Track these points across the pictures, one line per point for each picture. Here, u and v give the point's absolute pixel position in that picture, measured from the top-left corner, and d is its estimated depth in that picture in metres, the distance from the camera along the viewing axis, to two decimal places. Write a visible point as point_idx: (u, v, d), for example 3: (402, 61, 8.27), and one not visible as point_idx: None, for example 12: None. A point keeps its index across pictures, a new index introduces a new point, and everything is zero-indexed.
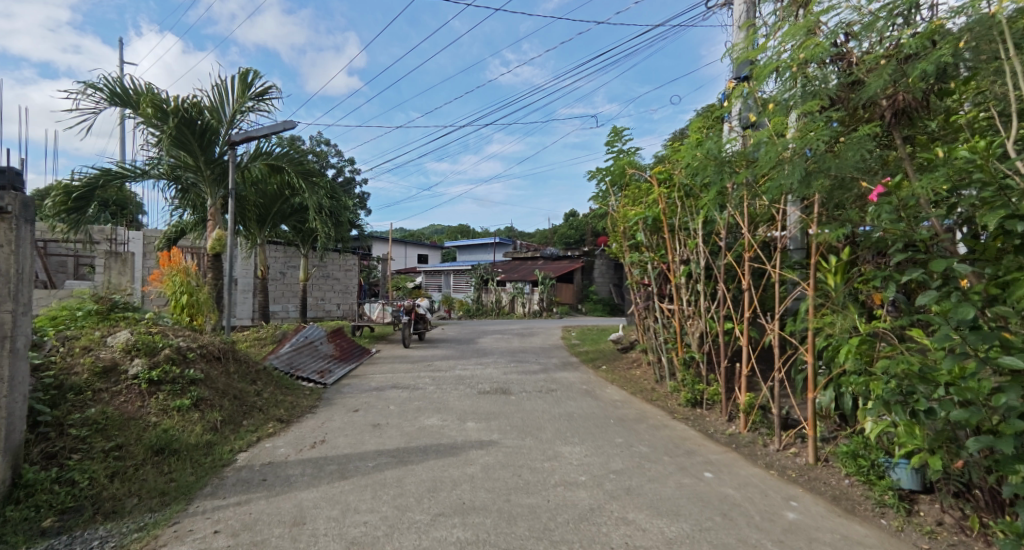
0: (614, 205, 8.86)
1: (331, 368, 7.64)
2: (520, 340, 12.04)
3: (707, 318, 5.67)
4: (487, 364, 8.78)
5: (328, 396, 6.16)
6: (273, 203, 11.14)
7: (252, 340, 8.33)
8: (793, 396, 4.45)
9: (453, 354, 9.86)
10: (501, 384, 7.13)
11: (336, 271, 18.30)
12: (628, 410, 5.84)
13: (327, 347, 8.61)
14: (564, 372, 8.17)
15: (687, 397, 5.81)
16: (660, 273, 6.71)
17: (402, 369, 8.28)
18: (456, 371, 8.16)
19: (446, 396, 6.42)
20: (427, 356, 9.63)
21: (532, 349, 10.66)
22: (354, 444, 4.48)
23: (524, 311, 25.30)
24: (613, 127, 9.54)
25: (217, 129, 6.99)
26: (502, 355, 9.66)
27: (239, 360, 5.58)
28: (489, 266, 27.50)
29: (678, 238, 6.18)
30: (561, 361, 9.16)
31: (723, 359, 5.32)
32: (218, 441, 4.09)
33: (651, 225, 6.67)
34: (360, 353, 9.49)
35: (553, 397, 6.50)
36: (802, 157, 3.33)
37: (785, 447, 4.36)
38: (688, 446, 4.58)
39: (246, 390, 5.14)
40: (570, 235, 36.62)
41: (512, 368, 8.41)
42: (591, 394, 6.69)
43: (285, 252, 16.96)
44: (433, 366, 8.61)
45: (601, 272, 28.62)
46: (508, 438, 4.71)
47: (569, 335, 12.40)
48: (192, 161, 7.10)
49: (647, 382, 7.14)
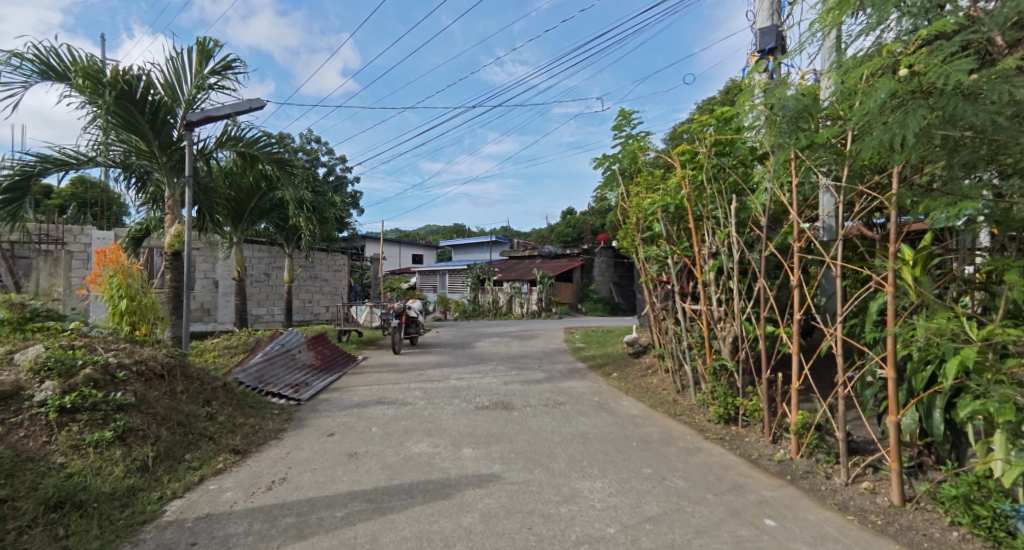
0: (624, 196, 8.02)
1: (310, 380, 6.76)
2: (520, 343, 11.20)
3: (742, 320, 4.82)
4: (485, 372, 7.93)
5: (300, 416, 5.30)
6: (249, 197, 10.31)
7: (221, 349, 7.43)
8: (862, 416, 3.61)
9: (447, 361, 9.01)
10: (501, 397, 6.26)
11: (324, 272, 17.42)
12: (651, 429, 4.98)
13: (306, 356, 7.73)
14: (571, 381, 7.32)
15: (719, 413, 4.94)
16: (682, 268, 5.87)
17: (391, 379, 7.42)
18: (451, 382, 7.31)
19: (438, 414, 5.56)
20: (419, 364, 8.76)
21: (533, 353, 9.83)
22: (322, 483, 3.60)
23: (521, 312, 24.50)
24: (621, 109, 8.72)
25: (172, 109, 6.21)
26: (502, 362, 8.81)
27: (190, 377, 4.70)
28: (485, 266, 26.67)
29: (706, 228, 5.34)
30: (566, 368, 8.31)
31: (765, 370, 4.46)
32: (144, 486, 3.22)
33: (671, 214, 5.83)
34: (344, 361, 8.62)
35: (561, 412, 5.65)
36: (920, 101, 2.36)
37: (856, 481, 3.50)
38: (733, 479, 3.71)
39: (194, 414, 4.26)
40: (568, 233, 35.82)
41: (513, 376, 7.55)
42: (604, 407, 5.83)
43: (270, 252, 16.10)
44: (425, 376, 7.74)
45: (600, 271, 27.83)
46: (513, 471, 3.86)
47: (573, 338, 11.58)
48: (145, 145, 6.31)
49: (667, 393, 6.29)
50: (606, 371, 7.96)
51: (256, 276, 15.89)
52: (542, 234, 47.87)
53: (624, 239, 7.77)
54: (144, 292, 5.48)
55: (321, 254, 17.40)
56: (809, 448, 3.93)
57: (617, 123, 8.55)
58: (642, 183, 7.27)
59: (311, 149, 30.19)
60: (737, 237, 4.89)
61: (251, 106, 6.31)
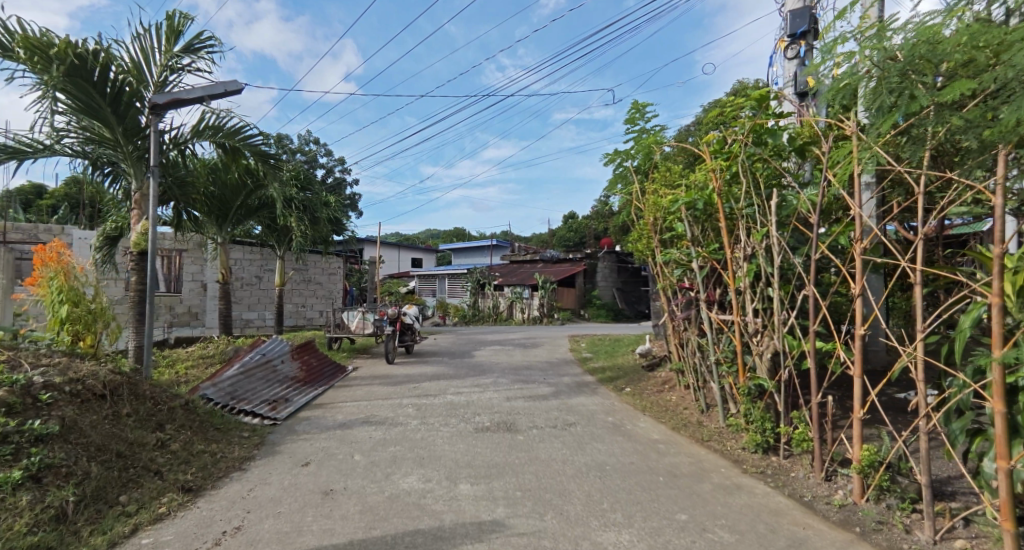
0: (639, 195, 7.33)
1: (290, 395, 6.05)
2: (523, 353, 10.52)
3: (785, 333, 4.12)
4: (485, 386, 7.24)
5: (274, 440, 4.62)
6: (235, 195, 9.66)
7: (195, 360, 6.75)
8: (950, 456, 2.94)
9: (445, 372, 8.33)
10: (503, 417, 5.58)
11: (318, 275, 16.74)
12: (678, 459, 4.29)
13: (290, 369, 7.04)
14: (581, 397, 6.63)
15: (757, 441, 4.24)
16: (708, 273, 5.20)
17: (382, 394, 6.73)
18: (447, 397, 6.62)
19: (433, 437, 4.88)
20: (414, 375, 8.07)
21: (538, 364, 9.15)
22: (285, 533, 2.92)
23: (522, 318, 23.85)
24: (634, 101, 8.10)
25: (137, 91, 5.56)
26: (504, 374, 8.13)
27: (141, 397, 4.04)
28: (485, 270, 25.97)
29: (739, 228, 4.67)
30: (573, 381, 7.62)
31: (816, 392, 3.76)
32: (54, 543, 2.54)
33: (697, 212, 5.16)
34: (333, 372, 7.94)
35: (573, 436, 4.96)
36: None
37: (947, 539, 2.82)
38: (790, 532, 3.03)
39: (140, 442, 3.60)
40: (570, 238, 35.19)
41: (516, 391, 6.86)
42: (620, 430, 5.15)
43: (261, 254, 15.45)
44: (420, 390, 7.06)
45: (603, 275, 27.17)
46: (519, 518, 3.18)
47: (579, 347, 10.89)
48: (109, 133, 5.68)
49: (690, 413, 5.60)
50: (618, 386, 7.26)
51: (246, 279, 15.22)
52: (543, 239, 47.22)
53: (639, 243, 7.11)
54: (95, 297, 5.15)
55: (315, 256, 16.73)
56: (877, 491, 3.24)
57: (630, 116, 7.93)
58: (659, 179, 6.59)
59: (309, 150, 29.62)
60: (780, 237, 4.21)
61: (226, 89, 5.66)
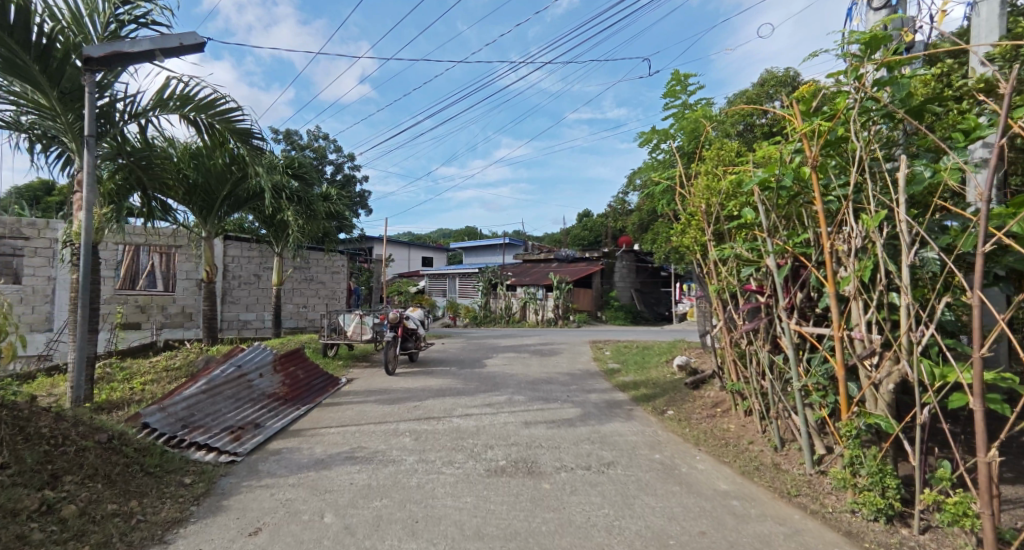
0: (685, 181, 6.13)
1: (262, 418, 4.97)
2: (540, 362, 9.41)
3: (921, 360, 2.96)
4: (498, 405, 6.13)
5: (225, 487, 3.52)
6: (221, 184, 8.62)
7: (158, 374, 5.71)
8: None
9: (452, 387, 7.23)
10: (522, 454, 4.46)
11: (321, 273, 15.76)
12: (768, 528, 3.13)
13: (269, 383, 5.96)
14: (615, 423, 5.50)
15: (877, 506, 3.11)
16: (789, 274, 4.05)
17: (375, 416, 5.64)
18: (453, 421, 5.52)
19: (432, 485, 3.76)
20: (416, 390, 6.98)
21: (558, 376, 8.04)
22: None
23: (535, 319, 22.85)
24: (674, 70, 6.97)
25: (76, 46, 4.52)
26: (521, 389, 7.02)
27: (32, 437, 3.06)
28: (498, 269, 24.89)
29: (845, 213, 3.47)
30: (603, 401, 6.50)
31: (982, 449, 2.58)
32: None
33: (777, 196, 3.99)
34: (324, 385, 6.91)
35: (614, 485, 3.84)
36: None
37: None
38: None
39: (10, 510, 2.57)
40: (585, 237, 34.07)
41: (536, 414, 5.75)
42: (675, 475, 4.00)
43: (260, 251, 14.51)
44: (422, 411, 5.95)
45: (621, 276, 26.00)
46: None
47: (603, 356, 9.73)
48: (43, 99, 4.63)
49: (759, 451, 4.44)
50: (656, 407, 6.12)
51: (244, 277, 14.29)
52: (557, 237, 46.08)
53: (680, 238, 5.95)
54: None
55: (317, 254, 15.74)
56: None
57: (670, 88, 6.86)
58: (712, 158, 5.42)
59: (319, 145, 28.78)
60: (911, 220, 3.07)
61: (181, 41, 4.30)
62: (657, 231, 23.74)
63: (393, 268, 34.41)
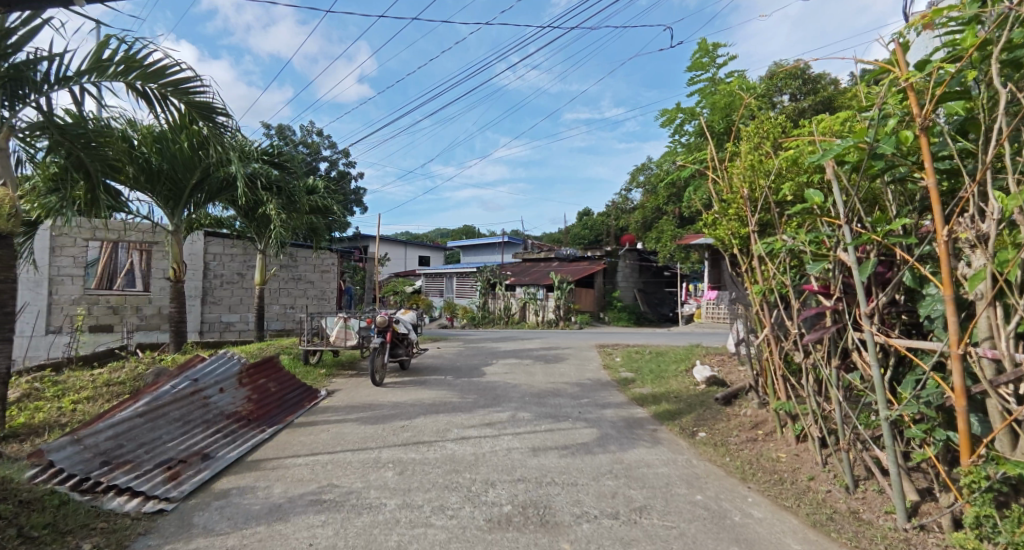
0: (721, 166, 5.25)
1: (213, 445, 4.07)
2: (545, 370, 8.52)
3: None
4: (500, 426, 5.26)
5: None
6: (189, 172, 7.73)
7: (95, 389, 4.82)
8: None
9: (446, 401, 6.34)
10: (531, 496, 3.57)
11: (309, 272, 14.86)
12: None
13: (232, 400, 5.07)
14: (640, 450, 4.62)
15: None
16: (873, 271, 3.20)
17: (354, 440, 4.75)
18: (446, 446, 4.63)
19: (416, 547, 2.86)
20: (405, 405, 6.09)
21: (566, 388, 7.16)
22: None
23: (536, 320, 21.92)
24: (701, 40, 6.08)
25: None
26: (525, 405, 6.15)
27: None
28: (496, 268, 23.96)
29: (967, 191, 2.60)
30: (620, 420, 5.63)
31: None
32: None
33: (860, 173, 3.13)
34: (299, 400, 6.02)
35: (653, 544, 2.95)
36: None
37: None
38: None
39: None
40: (585, 236, 33.24)
41: (544, 438, 4.86)
42: (729, 529, 3.12)
43: (244, 249, 13.63)
44: (410, 432, 5.07)
45: (624, 275, 25.08)
46: None
47: (613, 364, 8.87)
48: None
49: (826, 491, 3.57)
50: (684, 428, 5.25)
51: (227, 277, 13.42)
52: (556, 237, 45.25)
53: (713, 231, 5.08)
54: None
55: (305, 251, 14.85)
56: None
57: (697, 60, 5.99)
58: (756, 135, 4.56)
59: (313, 141, 27.92)
60: None
61: None
62: (661, 229, 22.93)
63: (389, 268, 33.52)
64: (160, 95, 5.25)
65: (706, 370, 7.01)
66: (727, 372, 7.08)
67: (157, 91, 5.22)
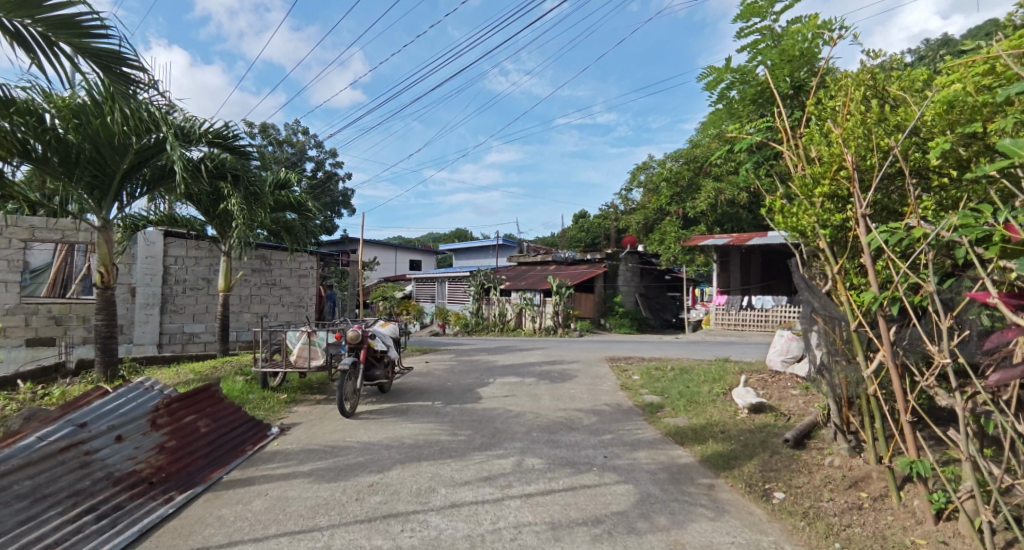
0: (796, 136, 3.96)
1: (70, 540, 2.77)
2: (552, 392, 7.18)
3: None
4: (504, 485, 3.89)
5: None
6: (119, 155, 6.30)
7: None
8: None
9: (432, 442, 4.94)
10: None
11: (285, 277, 13.46)
12: None
13: (134, 453, 3.62)
14: (704, 527, 3.24)
15: None
16: None
17: (297, 512, 3.36)
18: (428, 524, 3.24)
19: None
20: (379, 448, 4.72)
21: (580, 419, 5.81)
22: None
23: (533, 327, 20.58)
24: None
25: None
26: (533, 447, 4.79)
27: None
28: (491, 272, 22.60)
29: None
30: (660, 470, 4.29)
31: None
32: None
33: None
34: (242, 444, 4.60)
35: None
36: None
37: None
38: None
39: None
40: (582, 239, 32.05)
41: (564, 506, 3.50)
42: None
43: (209, 251, 12.26)
44: (380, 495, 3.70)
45: (625, 279, 23.91)
46: None
47: (632, 384, 7.50)
48: None
49: None
50: (752, 484, 3.87)
51: (190, 282, 12.01)
52: (551, 241, 44.09)
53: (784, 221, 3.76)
54: None
55: (280, 254, 13.47)
56: None
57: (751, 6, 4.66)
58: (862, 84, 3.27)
59: (297, 140, 26.49)
60: None
61: None
62: (664, 231, 21.67)
63: (379, 273, 32.16)
64: (42, 39, 3.87)
65: (753, 395, 5.71)
66: (781, 400, 5.74)
67: (37, 33, 3.84)
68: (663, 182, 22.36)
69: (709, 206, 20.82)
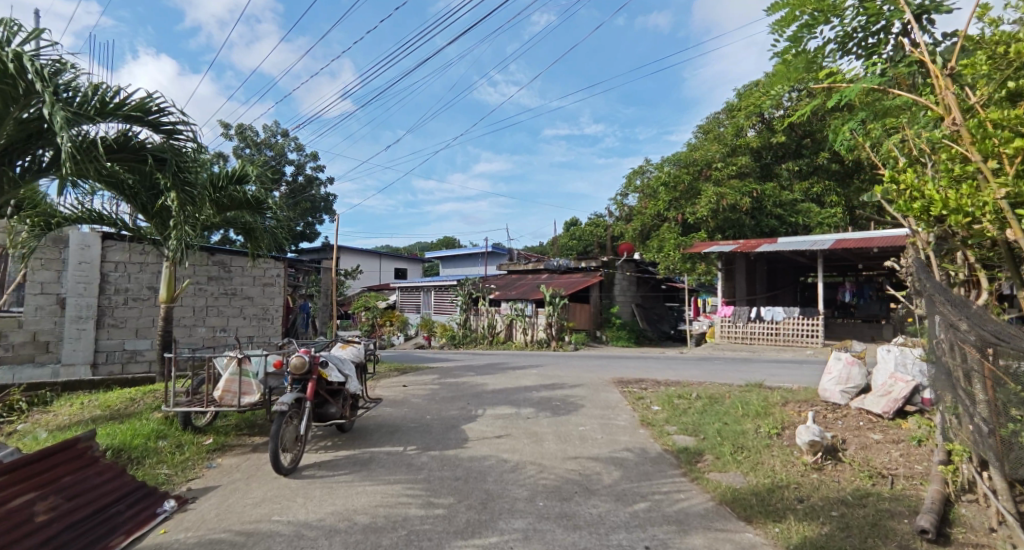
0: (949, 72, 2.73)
1: None
2: (557, 431, 5.71)
3: None
4: None
5: None
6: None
7: None
8: None
9: (396, 523, 3.43)
10: None
11: (247, 286, 11.90)
12: None
13: None
14: None
15: None
16: None
17: None
18: None
19: None
20: (317, 538, 3.20)
21: (599, 476, 4.33)
22: None
23: (524, 340, 19.11)
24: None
25: None
26: (538, 534, 3.30)
27: None
28: (479, 281, 21.13)
29: None
30: None
31: None
32: None
33: None
34: (109, 535, 3.09)
35: None
36: None
37: None
38: None
39: None
40: (575, 247, 30.79)
41: None
42: None
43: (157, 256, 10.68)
44: None
45: (622, 289, 22.67)
46: None
47: (654, 419, 6.06)
48: None
49: None
50: None
51: (133, 292, 10.42)
52: (542, 249, 42.82)
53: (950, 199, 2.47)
54: None
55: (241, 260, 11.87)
56: None
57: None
58: None
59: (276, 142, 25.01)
60: None
61: None
62: (663, 238, 19.94)
63: (362, 282, 30.60)
64: None
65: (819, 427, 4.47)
66: (865, 450, 4.33)
67: None
68: (662, 186, 21.14)
69: (710, 213, 19.60)
